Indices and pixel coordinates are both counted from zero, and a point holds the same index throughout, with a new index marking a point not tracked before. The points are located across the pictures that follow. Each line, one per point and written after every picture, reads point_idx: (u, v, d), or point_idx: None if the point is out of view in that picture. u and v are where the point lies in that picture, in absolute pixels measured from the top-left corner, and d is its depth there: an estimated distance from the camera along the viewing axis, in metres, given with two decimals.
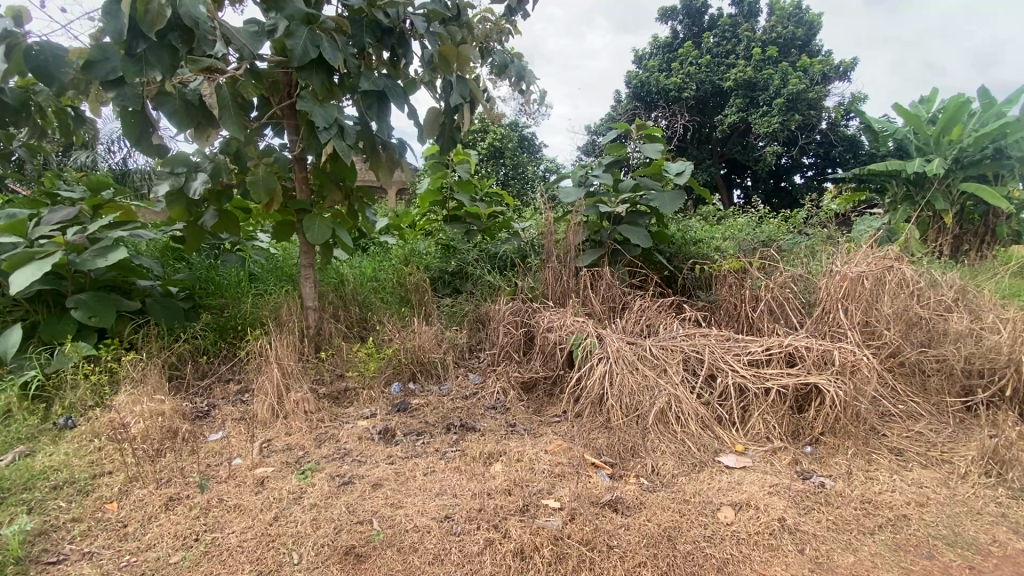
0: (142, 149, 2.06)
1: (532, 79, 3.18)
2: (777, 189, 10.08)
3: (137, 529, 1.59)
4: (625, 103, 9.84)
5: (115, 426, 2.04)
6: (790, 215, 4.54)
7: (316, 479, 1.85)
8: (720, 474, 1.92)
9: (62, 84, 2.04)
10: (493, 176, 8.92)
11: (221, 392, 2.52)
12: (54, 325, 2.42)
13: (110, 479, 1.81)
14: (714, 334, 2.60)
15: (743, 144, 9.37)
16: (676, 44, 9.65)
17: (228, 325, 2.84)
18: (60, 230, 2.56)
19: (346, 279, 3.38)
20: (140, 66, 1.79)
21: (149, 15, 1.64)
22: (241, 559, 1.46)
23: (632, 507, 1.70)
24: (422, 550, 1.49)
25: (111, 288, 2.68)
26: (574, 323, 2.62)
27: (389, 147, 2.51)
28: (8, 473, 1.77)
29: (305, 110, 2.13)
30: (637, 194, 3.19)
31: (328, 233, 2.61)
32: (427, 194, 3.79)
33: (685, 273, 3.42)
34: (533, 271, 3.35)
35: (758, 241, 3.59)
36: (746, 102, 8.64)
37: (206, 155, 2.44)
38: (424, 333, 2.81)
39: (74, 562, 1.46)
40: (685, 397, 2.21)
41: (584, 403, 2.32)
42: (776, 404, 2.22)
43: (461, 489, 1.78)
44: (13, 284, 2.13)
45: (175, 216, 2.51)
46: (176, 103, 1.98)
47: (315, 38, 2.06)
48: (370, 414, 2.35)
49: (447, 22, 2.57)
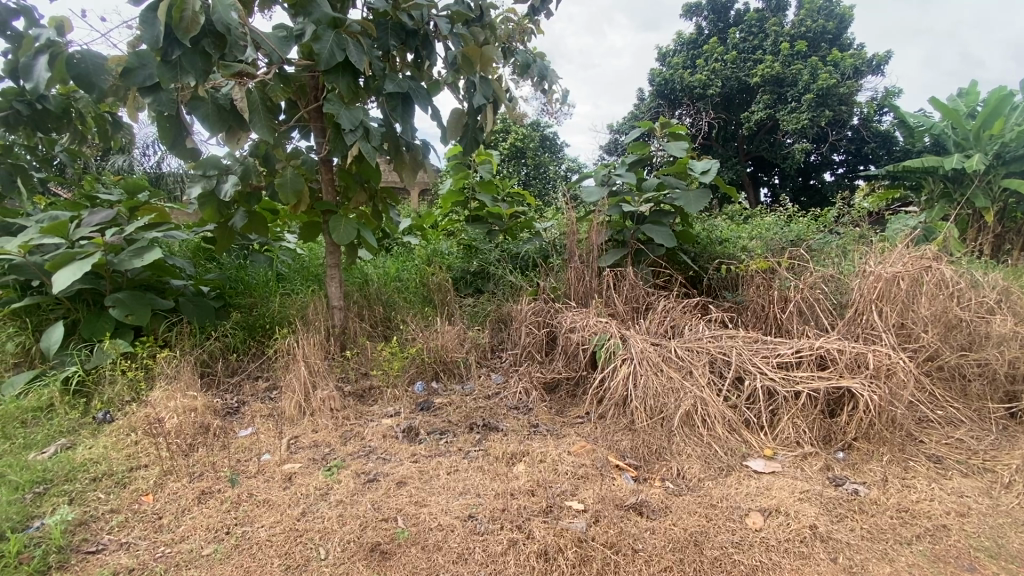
0: (176, 152, 2.12)
1: (555, 78, 3.18)
2: (806, 187, 9.80)
3: (171, 521, 1.64)
4: (648, 102, 9.72)
5: (150, 421, 2.11)
6: (820, 214, 4.41)
7: (342, 475, 1.88)
8: (749, 479, 1.89)
9: (101, 91, 2.10)
10: (514, 176, 8.95)
11: (250, 389, 2.58)
12: (93, 323, 2.51)
13: (145, 472, 1.87)
14: (742, 335, 2.54)
15: (770, 141, 9.14)
16: (701, 41, 9.52)
17: (257, 324, 2.92)
18: (99, 232, 2.65)
19: (370, 279, 3.42)
20: (176, 72, 1.84)
21: (183, 21, 1.68)
22: (271, 553, 1.49)
23: (657, 510, 1.68)
24: (446, 549, 1.49)
25: (147, 287, 2.79)
26: (597, 323, 2.60)
27: (413, 148, 2.54)
28: (51, 465, 1.85)
29: (332, 112, 2.17)
30: (661, 194, 3.14)
31: (353, 233, 2.65)
32: (450, 194, 3.85)
33: (710, 274, 3.37)
34: (555, 271, 3.34)
35: (787, 241, 3.50)
36: (773, 98, 8.45)
37: (236, 158, 2.51)
38: (447, 333, 2.83)
39: (113, 552, 1.51)
40: (711, 400, 2.16)
41: (608, 404, 2.30)
42: (807, 409, 2.17)
43: (484, 489, 1.78)
44: (56, 284, 2.22)
45: (206, 216, 2.56)
46: (209, 108, 2.02)
47: (341, 41, 2.09)
48: (394, 412, 2.38)
49: (469, 23, 2.59)
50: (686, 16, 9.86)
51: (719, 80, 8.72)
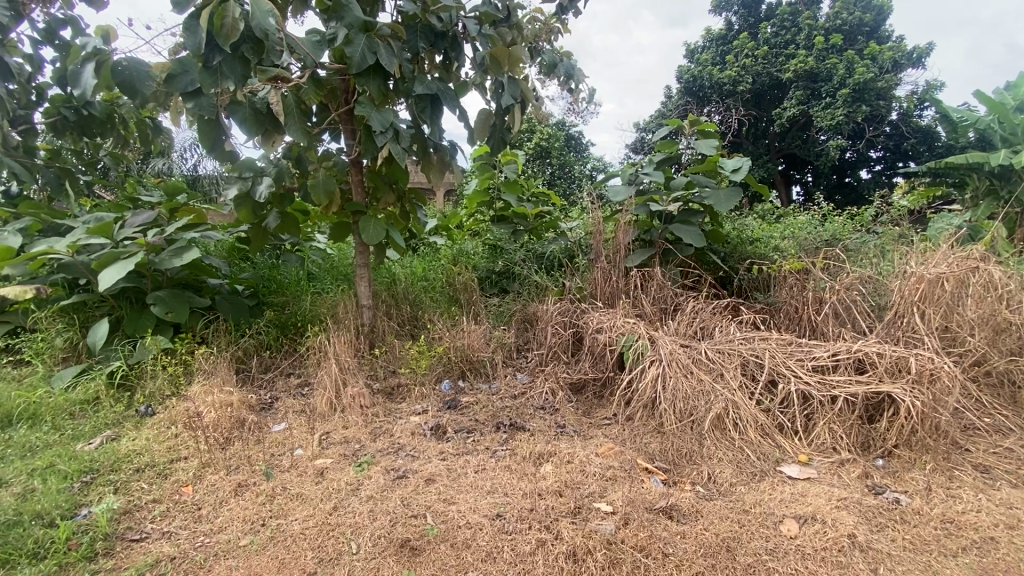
0: (215, 155, 2.19)
1: (581, 77, 3.17)
2: (841, 185, 9.48)
3: (210, 512, 1.69)
4: (676, 99, 9.57)
5: (189, 415, 2.19)
6: (857, 213, 4.26)
7: (373, 471, 1.91)
8: (783, 485, 1.84)
9: (145, 97, 2.18)
10: (539, 176, 8.94)
11: (283, 385, 2.65)
12: (136, 320, 2.63)
13: (185, 464, 1.94)
14: (775, 338, 2.47)
15: (803, 138, 8.87)
16: (730, 37, 9.35)
17: (289, 322, 3.00)
18: (141, 232, 2.77)
19: (397, 279, 3.47)
20: (216, 77, 1.90)
21: (224, 28, 1.73)
22: (304, 546, 1.53)
23: (688, 514, 1.65)
24: (475, 548, 1.50)
25: (185, 286, 2.90)
26: (624, 324, 2.57)
27: (440, 149, 2.57)
28: (98, 455, 1.94)
29: (363, 115, 2.21)
30: (690, 193, 3.10)
31: (382, 233, 2.69)
32: (475, 194, 3.87)
33: (741, 274, 3.31)
34: (581, 271, 3.31)
35: (821, 241, 3.40)
36: (806, 94, 8.22)
37: (271, 160, 2.58)
38: (473, 332, 2.84)
39: (155, 540, 1.57)
40: (743, 403, 2.12)
41: (636, 406, 2.28)
42: (844, 414, 2.10)
43: (512, 488, 1.78)
44: (103, 282, 2.32)
45: (242, 217, 2.64)
46: (247, 112, 2.09)
47: (372, 45, 2.12)
48: (422, 410, 2.40)
49: (497, 24, 2.60)
50: (716, 11, 9.69)
51: (749, 76, 8.52)
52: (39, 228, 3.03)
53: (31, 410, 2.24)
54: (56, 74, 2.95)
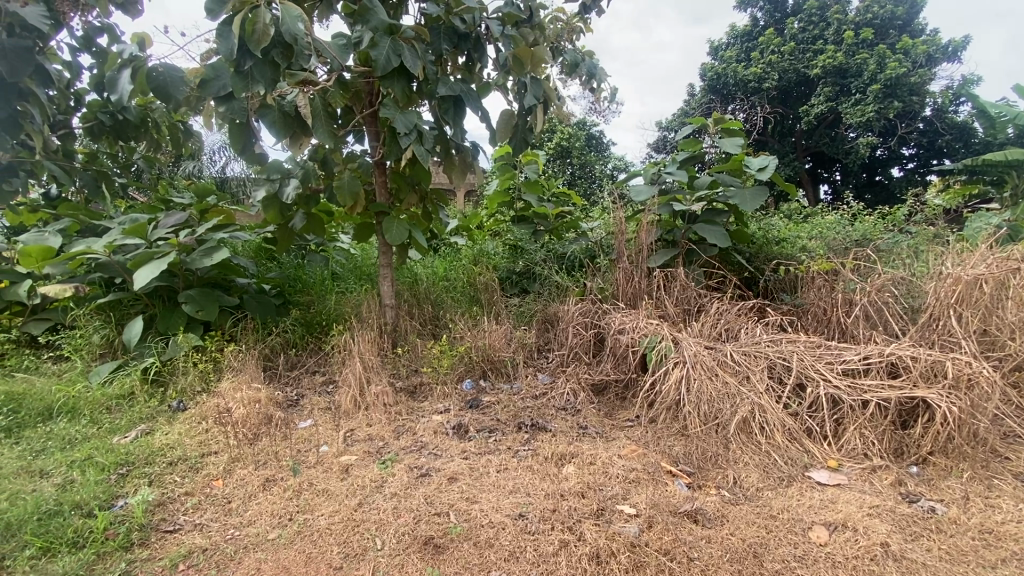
0: (245, 157, 2.24)
1: (603, 76, 3.16)
2: (870, 184, 9.22)
3: (239, 506, 1.74)
4: (699, 97, 9.43)
5: (219, 410, 2.25)
6: (888, 212, 4.13)
7: (396, 469, 1.93)
8: (811, 491, 1.80)
9: (178, 102, 2.25)
10: (560, 176, 8.92)
11: (308, 383, 2.70)
12: (168, 318, 2.72)
13: (215, 459, 2.00)
14: (804, 340, 2.41)
15: (831, 135, 8.64)
16: (756, 33, 9.19)
17: (314, 321, 3.06)
18: (173, 232, 2.86)
19: (419, 279, 3.51)
20: (247, 82, 1.95)
21: (255, 34, 1.77)
22: (330, 541, 1.56)
23: (714, 518, 1.63)
24: (498, 547, 1.50)
25: (214, 285, 2.98)
26: (647, 325, 2.55)
27: (462, 150, 2.59)
28: (134, 449, 2.01)
29: (387, 117, 2.24)
30: (714, 192, 3.06)
31: (405, 234, 2.72)
32: (496, 195, 3.88)
33: (767, 275, 3.25)
34: (603, 271, 3.29)
35: (851, 241, 3.32)
36: (835, 90, 8.02)
37: (297, 162, 2.63)
38: (495, 332, 2.85)
39: (188, 532, 1.62)
40: (770, 406, 2.08)
41: (659, 408, 2.26)
42: (876, 419, 2.05)
43: (534, 488, 1.78)
44: (137, 280, 2.41)
45: (270, 218, 2.70)
46: (276, 115, 2.13)
47: (397, 47, 2.14)
48: (444, 409, 2.42)
49: (519, 24, 2.61)
50: (741, 7, 9.52)
51: (776, 73, 8.35)
52: (78, 229, 3.15)
53: (70, 404, 2.32)
54: (93, 79, 3.06)
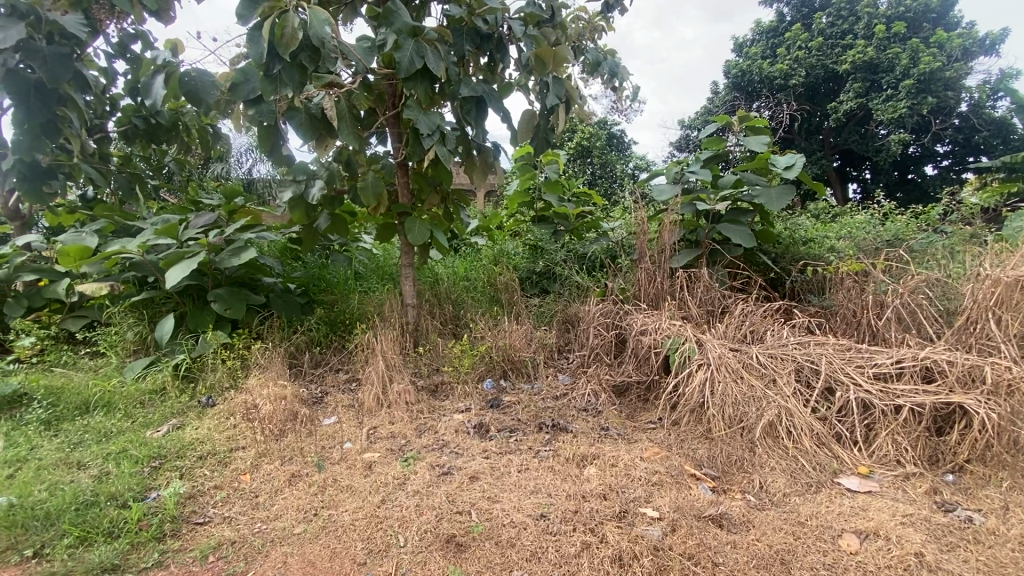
0: (273, 159, 2.30)
1: (625, 74, 3.13)
2: (902, 182, 8.94)
3: (266, 500, 1.78)
4: (723, 95, 9.27)
5: (247, 407, 2.30)
6: (922, 211, 4.00)
7: (418, 466, 1.95)
8: (841, 497, 1.75)
9: (207, 105, 2.33)
10: (581, 176, 8.89)
11: (332, 380, 2.74)
12: (198, 316, 2.80)
13: (243, 453, 2.04)
14: (832, 343, 2.35)
15: (861, 133, 8.41)
16: (782, 29, 9.00)
17: (338, 320, 3.11)
18: (203, 232, 2.94)
19: (440, 279, 3.53)
20: (276, 85, 2.01)
21: (284, 38, 1.81)
22: (354, 537, 1.58)
23: (739, 524, 1.60)
24: (520, 547, 1.50)
25: (242, 284, 3.05)
26: (670, 326, 2.52)
27: (484, 151, 2.61)
28: (166, 443, 2.07)
29: (411, 118, 2.26)
30: (739, 191, 3.01)
31: (427, 234, 2.74)
32: (517, 195, 3.89)
33: (794, 276, 3.19)
34: (624, 271, 3.27)
35: (882, 241, 3.23)
36: (865, 86, 7.79)
37: (322, 163, 2.68)
38: (515, 331, 2.85)
39: (217, 524, 1.66)
40: (797, 410, 2.03)
41: (682, 410, 2.23)
42: (909, 425, 1.98)
43: (555, 489, 1.78)
44: (169, 280, 2.48)
45: (296, 219, 2.75)
46: (303, 118, 2.17)
47: (420, 49, 2.16)
48: (465, 408, 2.43)
49: (541, 24, 2.61)
50: (766, 3, 9.34)
51: (803, 69, 8.15)
52: (113, 229, 3.26)
53: (106, 398, 2.40)
54: (127, 84, 3.16)
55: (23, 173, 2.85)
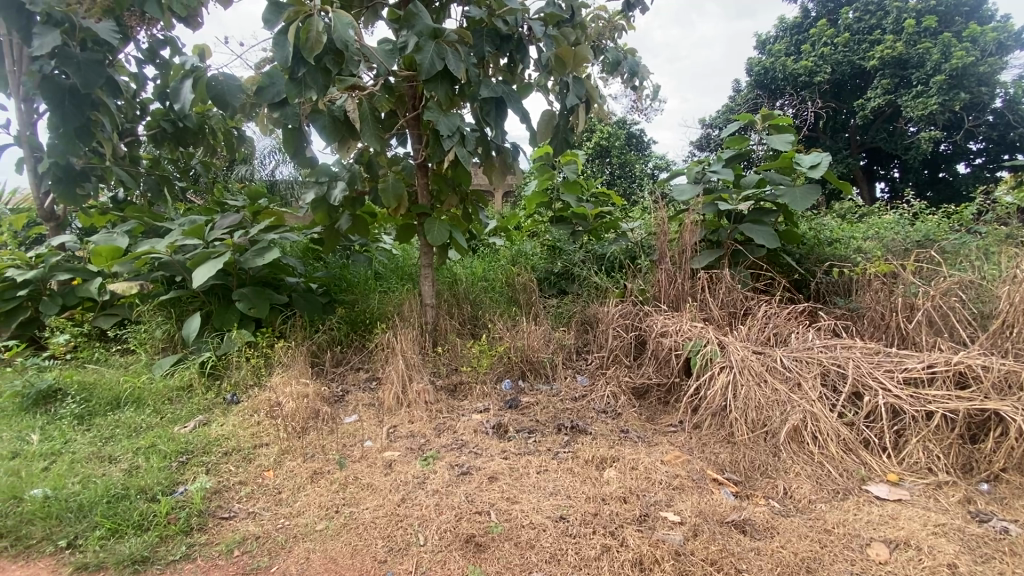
0: (297, 161, 2.34)
1: (646, 73, 3.11)
2: (933, 181, 8.67)
3: (289, 496, 1.81)
4: (745, 93, 9.12)
5: (271, 404, 2.34)
6: (954, 211, 3.87)
7: (438, 466, 1.96)
8: (870, 505, 1.71)
9: (233, 108, 2.39)
10: (599, 176, 8.85)
11: (353, 379, 2.78)
12: (223, 315, 2.86)
13: (267, 450, 2.08)
14: (860, 347, 2.30)
15: (889, 130, 8.18)
16: (807, 25, 8.82)
17: (358, 320, 3.15)
18: (228, 233, 3.00)
19: (459, 279, 3.55)
20: (300, 88, 2.05)
21: (309, 42, 1.84)
22: (375, 534, 1.59)
23: (762, 530, 1.57)
24: (539, 548, 1.50)
25: (265, 284, 3.11)
26: (692, 328, 2.48)
27: (502, 152, 2.61)
28: (193, 438, 2.12)
29: (431, 120, 2.28)
30: (763, 190, 2.95)
31: (446, 234, 2.76)
32: (535, 195, 3.88)
33: (819, 277, 3.12)
34: (643, 272, 3.24)
35: (912, 241, 3.13)
36: (893, 83, 7.58)
37: (344, 165, 2.72)
38: (533, 332, 2.84)
39: (241, 519, 1.69)
40: (823, 415, 1.99)
41: (704, 413, 2.20)
42: (941, 432, 1.92)
43: (574, 491, 1.77)
44: (195, 280, 2.54)
45: (318, 219, 2.80)
46: (326, 120, 2.21)
47: (441, 51, 2.17)
48: (484, 408, 2.44)
49: (561, 24, 2.60)
50: None
51: (828, 65, 7.96)
52: (142, 230, 3.35)
53: (136, 394, 2.47)
54: (156, 89, 3.25)
55: (57, 176, 2.94)
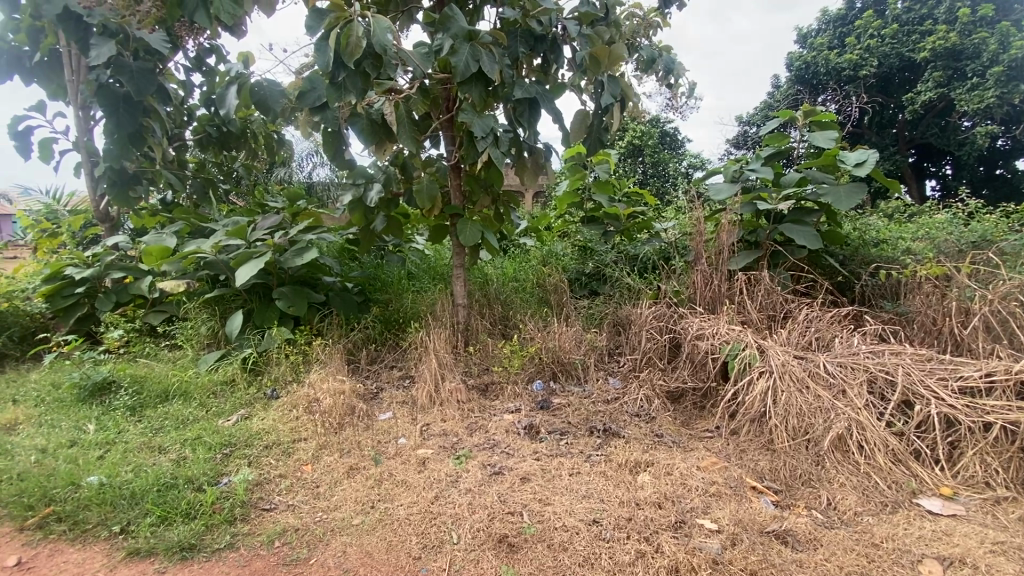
0: (336, 163, 2.40)
1: (681, 70, 3.07)
2: (989, 178, 8.21)
3: (327, 490, 1.85)
4: (784, 89, 8.82)
5: (309, 400, 2.41)
6: (1015, 210, 3.64)
7: (470, 465, 1.98)
8: (921, 520, 1.63)
9: (274, 113, 2.47)
10: (632, 175, 8.74)
11: (387, 376, 2.83)
12: (264, 312, 2.97)
13: (305, 445, 2.14)
14: (910, 353, 2.19)
15: (941, 125, 7.78)
16: (851, 17, 8.48)
17: (392, 318, 3.21)
18: (269, 234, 3.11)
19: (490, 280, 3.56)
20: (340, 92, 2.10)
21: (349, 47, 1.88)
22: (409, 531, 1.62)
23: (805, 542, 1.52)
24: (572, 551, 1.49)
25: (303, 283, 3.20)
26: (729, 331, 2.42)
27: (535, 152, 2.61)
28: (236, 432, 2.20)
29: (466, 121, 2.29)
30: (804, 189, 2.85)
31: (478, 235, 2.77)
32: (567, 195, 3.86)
33: (864, 279, 2.99)
34: (677, 274, 3.17)
35: (967, 242, 2.97)
36: (946, 75, 7.20)
37: (380, 167, 2.78)
38: (565, 333, 2.83)
39: (282, 511, 1.75)
40: (870, 424, 1.90)
41: (742, 419, 2.15)
42: (1001, 445, 1.82)
43: (608, 495, 1.75)
44: (238, 278, 2.64)
45: (355, 220, 2.86)
46: (364, 123, 2.25)
47: (476, 53, 2.19)
48: (515, 408, 2.44)
49: (595, 23, 2.58)
50: None
51: (875, 58, 7.62)
52: (189, 231, 3.50)
53: (183, 387, 2.58)
54: (203, 96, 3.40)
55: (112, 179, 3.11)
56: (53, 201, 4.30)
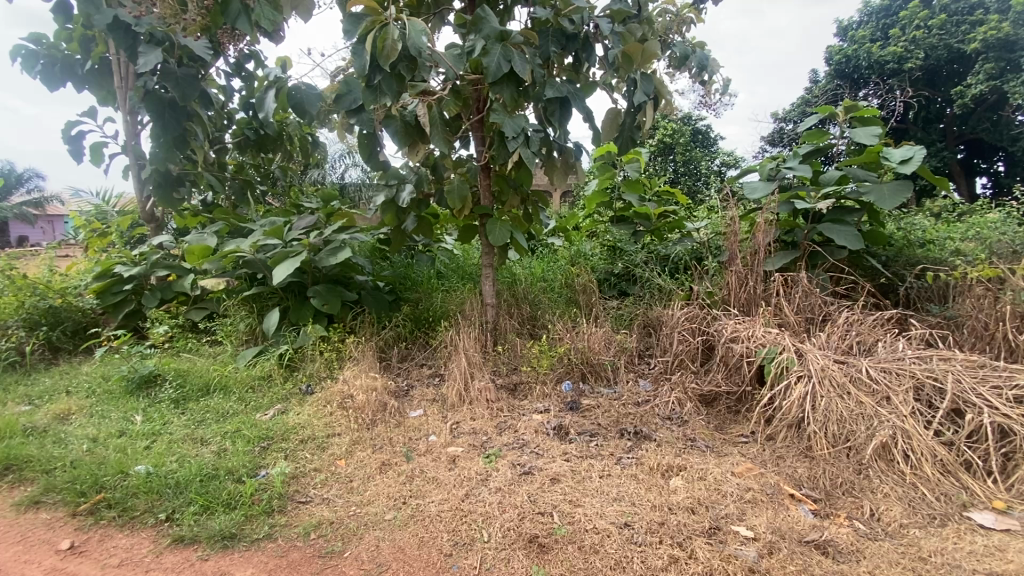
0: (371, 165, 2.45)
1: (715, 66, 3.01)
2: None
3: (360, 485, 1.90)
4: (822, 84, 8.53)
5: (343, 396, 2.46)
6: None
7: (500, 464, 1.98)
8: (972, 534, 1.55)
9: (310, 117, 2.58)
10: (663, 174, 8.61)
11: (417, 374, 2.87)
12: (299, 310, 3.05)
13: (339, 440, 2.19)
14: (960, 358, 2.09)
15: (992, 120, 7.38)
16: (894, 8, 8.15)
17: (422, 317, 3.25)
18: (304, 234, 3.20)
19: (519, 279, 3.57)
20: (376, 95, 2.15)
21: (385, 50, 1.91)
22: (440, 528, 1.64)
23: (847, 553, 1.47)
24: (603, 554, 1.48)
25: (336, 282, 3.27)
26: (765, 334, 2.35)
27: (565, 152, 2.61)
28: (273, 426, 2.26)
29: (498, 122, 2.30)
30: (844, 188, 2.76)
31: (508, 235, 2.78)
32: (596, 194, 3.83)
33: (909, 281, 2.87)
34: (710, 275, 3.11)
35: (1022, 242, 2.82)
36: (999, 67, 6.84)
37: (412, 168, 2.82)
38: (594, 333, 2.81)
39: (317, 504, 1.79)
40: (917, 433, 1.82)
41: (779, 425, 2.09)
42: None
43: (639, 499, 1.73)
44: (276, 277, 2.72)
45: (387, 221, 2.91)
46: (398, 125, 2.28)
47: (508, 54, 2.19)
48: (544, 408, 2.44)
49: (627, 21, 2.56)
50: None
51: (921, 50, 7.29)
52: (228, 231, 3.62)
53: (223, 382, 2.68)
54: (242, 100, 3.51)
55: (158, 181, 3.25)
56: (102, 202, 4.51)
